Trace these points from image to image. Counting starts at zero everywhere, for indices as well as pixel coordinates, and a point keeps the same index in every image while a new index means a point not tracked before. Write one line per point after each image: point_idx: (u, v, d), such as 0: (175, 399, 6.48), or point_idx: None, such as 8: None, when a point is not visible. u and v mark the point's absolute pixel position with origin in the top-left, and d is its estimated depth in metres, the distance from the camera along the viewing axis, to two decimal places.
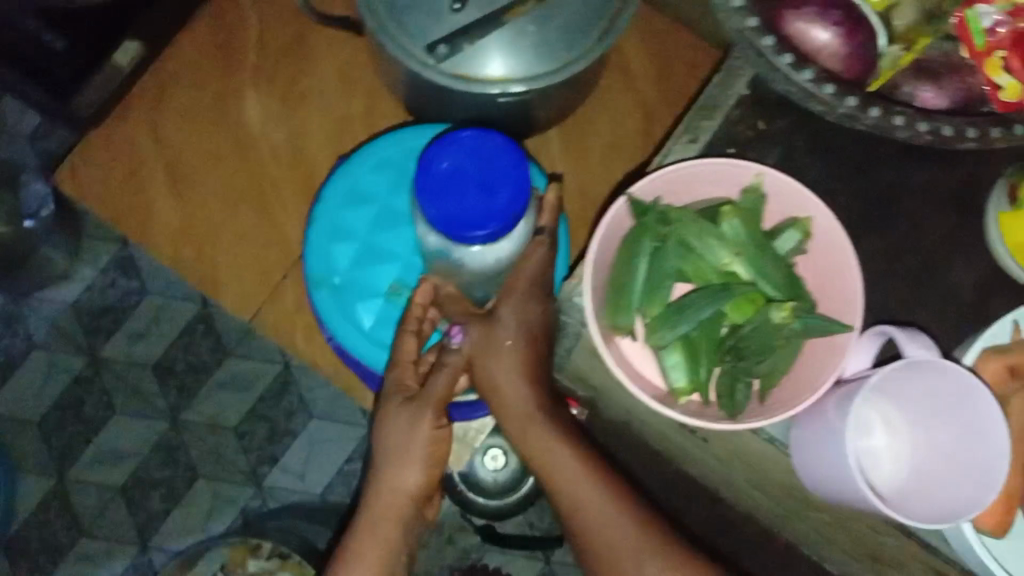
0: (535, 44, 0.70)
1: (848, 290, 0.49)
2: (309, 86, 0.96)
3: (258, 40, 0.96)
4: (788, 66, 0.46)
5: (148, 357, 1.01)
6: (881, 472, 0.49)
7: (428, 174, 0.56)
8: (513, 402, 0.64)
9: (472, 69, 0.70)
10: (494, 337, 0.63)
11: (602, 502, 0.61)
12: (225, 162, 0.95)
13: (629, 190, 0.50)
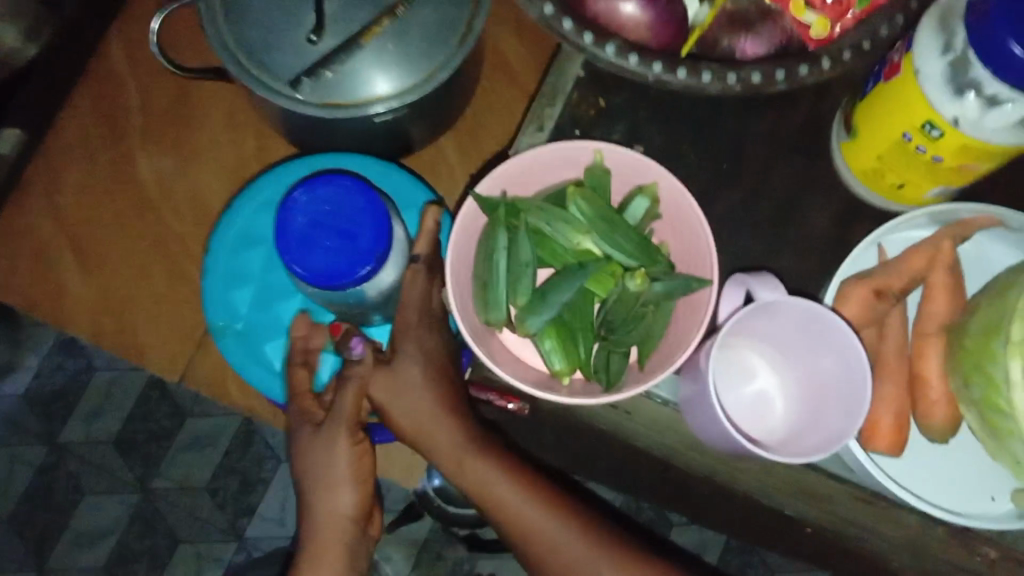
0: (399, 61, 0.70)
1: (703, 248, 0.50)
2: (197, 139, 0.95)
3: (140, 103, 0.95)
4: (588, 44, 0.47)
5: (108, 435, 1.03)
6: (772, 416, 0.51)
7: (286, 237, 0.55)
8: (443, 441, 0.61)
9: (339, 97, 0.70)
10: (397, 371, 0.62)
11: (545, 523, 0.61)
12: (128, 229, 0.95)
13: (475, 189, 0.51)
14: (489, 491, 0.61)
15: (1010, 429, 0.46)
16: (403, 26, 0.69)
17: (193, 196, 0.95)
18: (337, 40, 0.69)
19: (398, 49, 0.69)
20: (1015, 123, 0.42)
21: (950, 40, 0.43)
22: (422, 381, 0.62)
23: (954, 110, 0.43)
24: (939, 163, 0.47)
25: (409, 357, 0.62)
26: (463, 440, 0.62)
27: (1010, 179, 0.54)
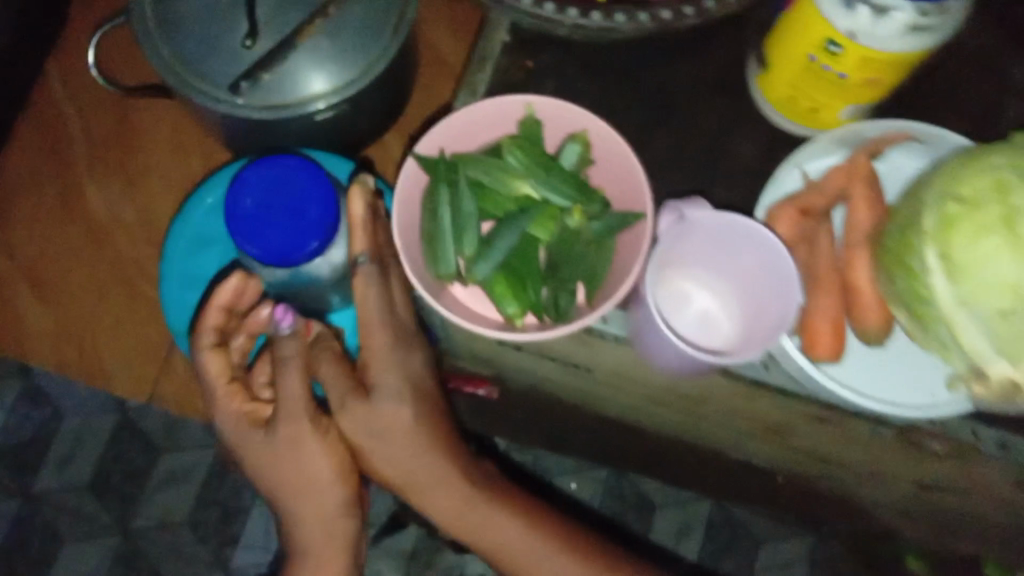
0: (334, 57, 0.72)
1: (637, 185, 0.52)
2: (145, 161, 0.96)
3: (84, 132, 0.97)
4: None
5: (82, 479, 0.97)
6: (714, 332, 0.53)
7: (235, 219, 0.57)
8: (433, 480, 0.64)
9: (279, 97, 0.72)
10: (377, 407, 0.60)
11: (545, 559, 0.67)
12: (83, 256, 0.95)
13: (414, 150, 0.53)
14: (466, 515, 0.66)
15: (934, 313, 0.48)
16: (335, 23, 0.72)
17: (145, 218, 0.96)
18: (271, 42, 0.71)
19: (333, 44, 0.72)
20: (907, 29, 0.45)
21: None
22: (408, 420, 0.61)
23: (848, 23, 0.47)
24: (845, 80, 0.51)
25: (390, 393, 0.61)
26: (459, 481, 0.65)
27: (913, 98, 0.59)
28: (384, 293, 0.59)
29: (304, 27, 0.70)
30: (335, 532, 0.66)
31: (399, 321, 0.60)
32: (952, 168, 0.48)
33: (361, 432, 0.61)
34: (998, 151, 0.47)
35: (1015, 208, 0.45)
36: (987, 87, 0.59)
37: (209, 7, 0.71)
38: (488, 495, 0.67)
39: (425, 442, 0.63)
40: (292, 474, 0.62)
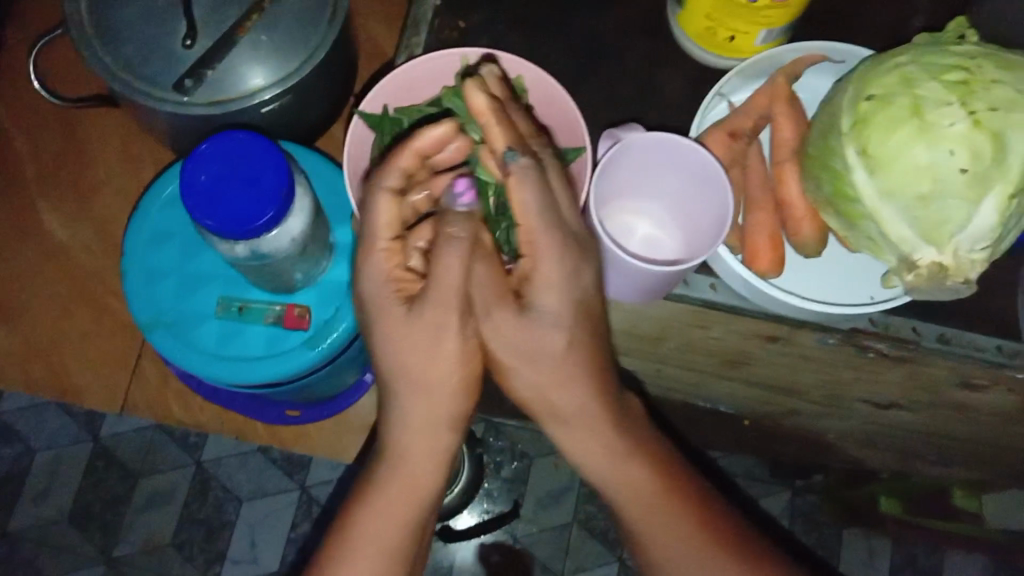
0: (274, 50, 0.74)
1: (572, 120, 0.55)
2: (96, 176, 0.97)
3: (32, 154, 0.97)
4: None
5: (59, 513, 1.01)
6: (659, 247, 0.59)
7: (192, 194, 0.58)
8: (575, 414, 0.52)
9: (224, 92, 0.74)
10: (534, 321, 0.47)
11: (684, 528, 0.54)
12: (41, 276, 0.96)
13: (361, 105, 0.56)
14: (591, 459, 0.54)
15: (860, 210, 0.51)
16: (272, 18, 0.74)
17: (100, 230, 0.97)
18: (210, 41, 0.73)
19: (272, 38, 0.74)
20: None
21: None
22: (563, 344, 0.48)
23: None
24: (755, 4, 0.54)
25: (550, 313, 0.47)
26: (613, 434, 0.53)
27: (824, 23, 0.63)
28: (546, 185, 0.45)
29: (242, 24, 0.73)
30: (419, 452, 0.52)
31: (573, 230, 0.47)
32: (861, 73, 0.52)
33: (505, 352, 0.49)
34: (901, 52, 0.51)
35: (922, 97, 0.48)
36: (893, 6, 0.63)
37: (145, 11, 0.73)
38: (624, 445, 0.54)
39: (581, 369, 0.50)
40: (403, 371, 0.50)
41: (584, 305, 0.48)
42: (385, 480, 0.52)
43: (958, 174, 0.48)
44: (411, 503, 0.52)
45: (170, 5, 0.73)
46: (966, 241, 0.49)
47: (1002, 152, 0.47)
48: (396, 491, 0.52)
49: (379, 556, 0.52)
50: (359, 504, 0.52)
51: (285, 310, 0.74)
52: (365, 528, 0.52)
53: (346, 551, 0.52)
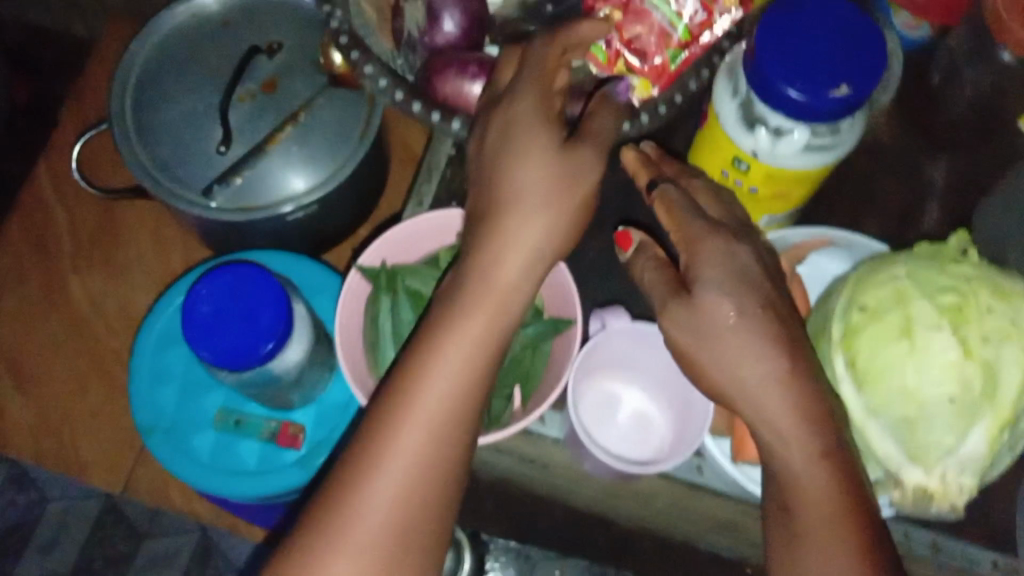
0: (303, 162, 0.76)
1: (566, 295, 0.56)
2: (127, 256, 0.99)
3: (70, 229, 1.00)
4: (460, 130, 0.52)
5: (65, 564, 1.01)
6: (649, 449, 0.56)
7: (191, 324, 0.60)
8: (755, 363, 0.47)
9: (250, 198, 0.75)
10: (699, 302, 0.48)
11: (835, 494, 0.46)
12: (65, 348, 0.97)
13: (359, 261, 0.56)
14: (773, 419, 0.47)
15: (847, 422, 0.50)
16: (305, 131, 0.76)
17: (122, 310, 0.98)
18: (243, 149, 0.76)
19: (302, 150, 0.76)
20: (804, 147, 0.49)
21: (735, 86, 0.50)
22: (733, 317, 0.47)
23: (750, 143, 0.50)
24: (756, 193, 0.54)
25: (720, 286, 0.48)
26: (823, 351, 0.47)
27: (829, 205, 0.63)
28: (693, 200, 0.51)
29: (275, 135, 0.75)
30: (502, 286, 0.47)
31: (720, 222, 0.50)
32: (856, 278, 0.51)
33: (683, 334, 0.49)
34: (897, 263, 0.50)
35: (914, 317, 0.47)
36: (900, 188, 0.63)
37: (187, 114, 0.77)
38: (811, 414, 0.47)
39: (768, 343, 0.47)
40: (535, 199, 0.46)
41: (748, 280, 0.48)
42: (466, 313, 0.46)
43: (945, 403, 0.46)
44: (488, 337, 0.47)
45: (210, 110, 0.77)
46: (954, 466, 0.47)
47: (992, 383, 0.46)
48: (477, 327, 0.46)
49: (451, 399, 0.46)
50: (431, 335, 0.47)
51: (280, 427, 0.75)
52: (442, 366, 0.46)
53: (417, 391, 0.46)
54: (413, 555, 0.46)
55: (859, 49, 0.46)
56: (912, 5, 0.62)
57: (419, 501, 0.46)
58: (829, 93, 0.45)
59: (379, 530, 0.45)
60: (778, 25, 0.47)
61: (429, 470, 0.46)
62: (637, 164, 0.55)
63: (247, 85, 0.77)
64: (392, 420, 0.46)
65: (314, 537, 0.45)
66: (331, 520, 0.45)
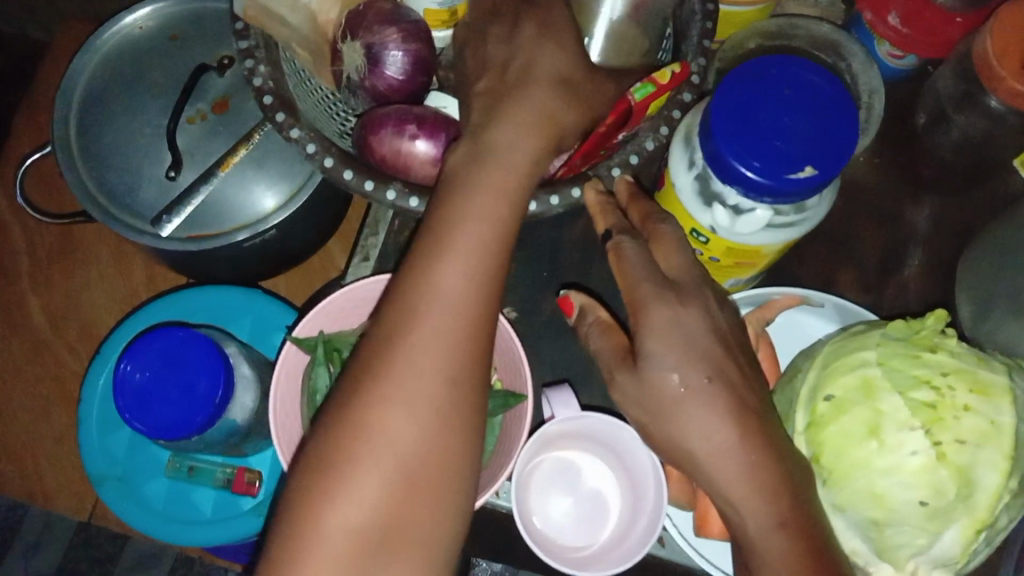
0: (260, 183, 0.66)
1: (516, 363, 0.53)
2: (86, 275, 0.81)
3: (29, 242, 0.82)
4: (394, 199, 0.47)
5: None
6: (597, 542, 0.53)
7: (124, 394, 0.56)
8: (703, 435, 0.43)
9: (204, 228, 0.65)
10: (646, 372, 0.44)
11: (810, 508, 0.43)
12: (24, 377, 0.79)
13: (294, 332, 0.53)
14: (728, 493, 0.44)
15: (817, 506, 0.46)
16: (259, 150, 0.66)
17: (87, 331, 0.80)
18: (195, 174, 0.66)
19: (257, 173, 0.66)
20: (765, 226, 0.44)
21: (692, 157, 0.46)
22: (680, 387, 0.44)
23: (708, 219, 0.46)
24: (718, 262, 0.50)
25: (666, 360, 0.44)
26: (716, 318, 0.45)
27: (803, 254, 0.59)
28: (648, 253, 0.46)
29: (227, 158, 0.65)
30: (527, 147, 0.44)
31: (673, 281, 0.46)
32: (824, 359, 0.47)
33: (639, 405, 0.45)
34: (867, 346, 0.46)
35: (882, 413, 0.44)
36: (880, 235, 0.59)
37: (134, 136, 0.66)
38: (765, 479, 0.43)
39: (716, 417, 0.43)
40: (540, 91, 0.45)
41: (696, 350, 0.44)
42: (487, 167, 0.43)
43: (916, 505, 0.43)
44: (512, 193, 0.43)
45: (159, 133, 0.67)
46: (926, 563, 0.44)
47: (968, 487, 0.43)
48: (500, 183, 0.43)
49: (479, 260, 0.42)
50: (450, 197, 0.43)
51: (235, 473, 0.71)
52: (467, 221, 0.42)
53: (446, 251, 0.41)
54: (461, 431, 0.40)
55: (823, 126, 0.42)
56: (895, 34, 0.57)
57: (462, 368, 0.40)
58: (790, 175, 0.41)
59: (422, 398, 0.39)
60: (736, 95, 0.42)
61: (472, 330, 0.41)
62: (597, 205, 0.49)
63: (197, 105, 0.67)
64: (420, 280, 0.41)
65: (354, 407, 0.39)
66: (369, 390, 0.39)
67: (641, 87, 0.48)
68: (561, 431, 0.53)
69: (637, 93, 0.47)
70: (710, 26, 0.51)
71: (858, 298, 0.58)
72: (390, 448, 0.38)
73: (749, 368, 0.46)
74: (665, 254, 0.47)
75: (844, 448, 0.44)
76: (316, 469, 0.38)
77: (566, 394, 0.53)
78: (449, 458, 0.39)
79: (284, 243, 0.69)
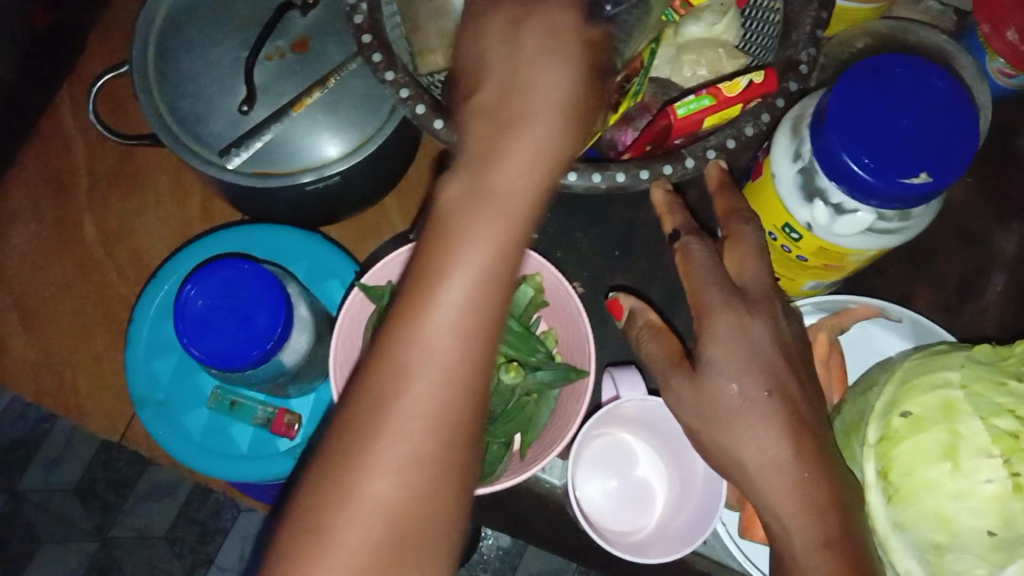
0: (331, 128, 0.64)
1: (581, 336, 0.52)
2: (143, 199, 0.80)
3: (90, 159, 0.80)
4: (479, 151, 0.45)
5: (67, 482, 1.03)
6: (640, 531, 0.52)
7: (183, 318, 0.56)
8: (756, 445, 0.43)
9: (269, 167, 0.63)
10: (705, 377, 0.43)
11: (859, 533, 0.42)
12: (69, 291, 0.78)
13: (363, 279, 0.53)
14: (774, 507, 0.43)
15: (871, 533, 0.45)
16: (333, 96, 0.64)
17: (136, 255, 0.79)
18: (269, 111, 0.64)
19: (329, 120, 0.64)
20: (865, 229, 0.43)
21: (799, 149, 0.45)
22: (737, 398, 0.43)
23: (806, 215, 0.45)
24: (804, 261, 0.49)
25: (726, 368, 0.43)
26: (759, 317, 0.44)
27: (881, 267, 0.57)
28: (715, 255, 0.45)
29: (301, 99, 0.63)
30: (513, 209, 0.36)
31: (744, 285, 0.45)
32: (902, 374, 0.46)
33: (691, 405, 0.45)
34: (950, 365, 0.45)
35: (960, 436, 0.42)
36: (963, 255, 0.58)
37: (209, 65, 0.64)
38: (814, 498, 0.42)
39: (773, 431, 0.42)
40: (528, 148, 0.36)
41: (759, 360, 0.43)
42: (457, 267, 0.35)
43: (982, 535, 0.41)
44: (501, 269, 0.36)
45: (236, 66, 0.64)
46: None
47: None
48: (473, 290, 0.35)
49: (460, 350, 0.35)
50: (432, 267, 0.36)
51: (274, 413, 0.70)
52: (430, 337, 0.35)
53: (422, 346, 0.35)
54: (429, 544, 0.36)
55: (945, 133, 0.40)
56: (1010, 50, 0.55)
57: (431, 475, 0.35)
58: (902, 179, 0.39)
59: (368, 550, 0.35)
60: (853, 94, 0.41)
61: (448, 425, 0.36)
62: (665, 206, 0.49)
63: (277, 42, 0.64)
64: (392, 375, 0.35)
65: (311, 512, 0.35)
66: (328, 489, 0.35)
67: (695, 101, 0.50)
68: (619, 414, 0.52)
69: (680, 108, 0.50)
70: (824, 17, 0.49)
71: (934, 317, 0.57)
72: (345, 569, 0.34)
73: (809, 382, 0.45)
74: (739, 254, 0.46)
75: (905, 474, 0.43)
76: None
77: (630, 372, 0.53)
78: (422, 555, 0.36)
79: (348, 187, 0.67)
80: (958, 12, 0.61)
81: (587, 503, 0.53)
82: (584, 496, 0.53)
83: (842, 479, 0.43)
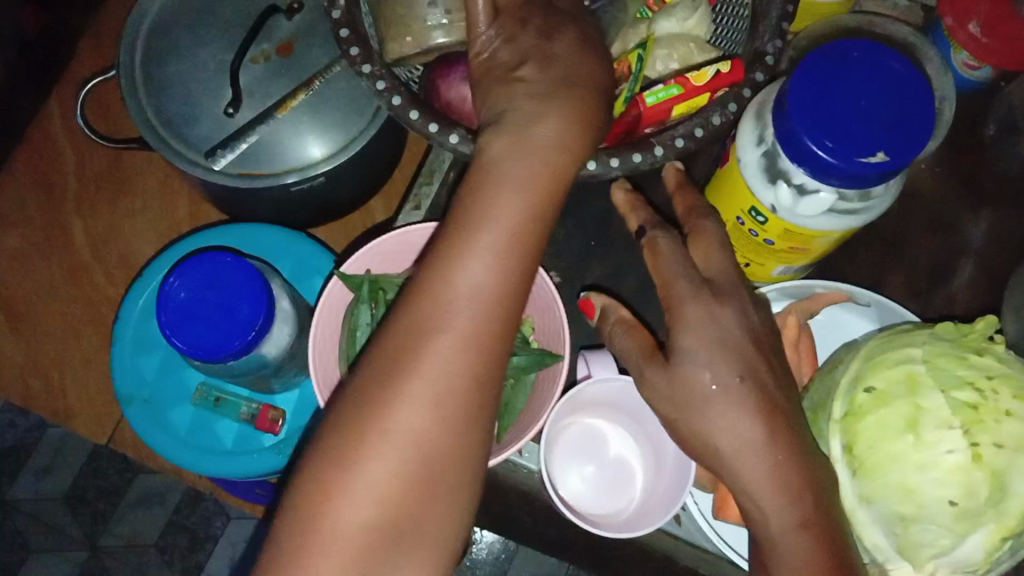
0: (317, 129, 0.65)
1: (556, 322, 0.53)
2: (131, 202, 0.81)
3: (78, 164, 0.81)
4: (454, 142, 0.46)
5: (57, 491, 1.03)
6: (621, 511, 0.53)
7: (166, 310, 0.57)
8: (730, 429, 0.43)
9: (256, 166, 0.64)
10: (680, 362, 0.44)
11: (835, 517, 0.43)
12: (58, 294, 0.78)
13: (343, 267, 0.54)
14: (749, 490, 0.44)
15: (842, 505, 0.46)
16: (318, 97, 0.65)
17: (124, 259, 0.80)
18: (254, 112, 0.65)
19: (314, 121, 0.65)
20: (828, 209, 0.45)
21: (762, 133, 0.46)
22: (711, 385, 0.44)
23: (771, 197, 0.46)
24: (772, 245, 0.50)
25: (698, 355, 0.44)
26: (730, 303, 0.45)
27: (853, 256, 0.59)
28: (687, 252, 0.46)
29: (286, 100, 0.64)
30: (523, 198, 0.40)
31: (716, 272, 0.46)
32: (868, 352, 0.47)
33: (666, 391, 0.45)
34: (913, 342, 0.46)
35: (923, 410, 0.44)
36: (934, 242, 0.59)
37: (195, 68, 0.65)
38: (789, 479, 0.43)
39: (745, 416, 0.43)
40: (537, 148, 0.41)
41: (731, 345, 0.44)
42: (483, 230, 0.40)
43: (946, 505, 0.42)
44: (513, 252, 0.40)
45: (222, 69, 0.65)
46: (947, 564, 0.44)
47: (1000, 491, 0.42)
48: (501, 251, 0.40)
49: (475, 323, 0.40)
50: (450, 247, 0.40)
51: (259, 409, 0.71)
52: (450, 309, 0.39)
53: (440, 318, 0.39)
54: (436, 499, 0.39)
55: (903, 114, 0.41)
56: (974, 43, 0.56)
57: (443, 437, 0.39)
58: (861, 158, 0.41)
59: (395, 476, 0.38)
60: (814, 78, 0.42)
61: (461, 391, 0.39)
62: (626, 207, 0.51)
63: (261, 45, 0.65)
64: (411, 342, 0.39)
65: (330, 460, 0.39)
66: (347, 443, 0.38)
67: (664, 90, 0.51)
68: (588, 395, 0.53)
69: (650, 96, 0.51)
70: (790, 10, 0.50)
71: (906, 303, 0.58)
72: (358, 514, 0.38)
73: (782, 365, 0.46)
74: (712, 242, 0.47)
75: (873, 451, 0.44)
76: (285, 530, 0.39)
77: (603, 352, 0.54)
78: (431, 509, 0.39)
79: (333, 187, 0.68)
80: (924, 8, 0.63)
81: (566, 489, 0.54)
82: (563, 483, 0.54)
83: (815, 460, 0.44)
